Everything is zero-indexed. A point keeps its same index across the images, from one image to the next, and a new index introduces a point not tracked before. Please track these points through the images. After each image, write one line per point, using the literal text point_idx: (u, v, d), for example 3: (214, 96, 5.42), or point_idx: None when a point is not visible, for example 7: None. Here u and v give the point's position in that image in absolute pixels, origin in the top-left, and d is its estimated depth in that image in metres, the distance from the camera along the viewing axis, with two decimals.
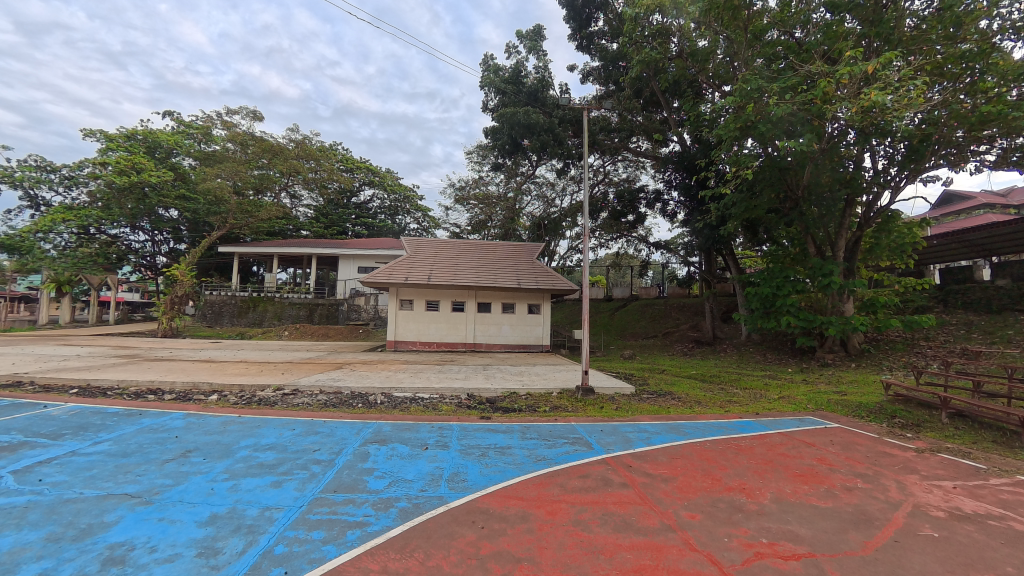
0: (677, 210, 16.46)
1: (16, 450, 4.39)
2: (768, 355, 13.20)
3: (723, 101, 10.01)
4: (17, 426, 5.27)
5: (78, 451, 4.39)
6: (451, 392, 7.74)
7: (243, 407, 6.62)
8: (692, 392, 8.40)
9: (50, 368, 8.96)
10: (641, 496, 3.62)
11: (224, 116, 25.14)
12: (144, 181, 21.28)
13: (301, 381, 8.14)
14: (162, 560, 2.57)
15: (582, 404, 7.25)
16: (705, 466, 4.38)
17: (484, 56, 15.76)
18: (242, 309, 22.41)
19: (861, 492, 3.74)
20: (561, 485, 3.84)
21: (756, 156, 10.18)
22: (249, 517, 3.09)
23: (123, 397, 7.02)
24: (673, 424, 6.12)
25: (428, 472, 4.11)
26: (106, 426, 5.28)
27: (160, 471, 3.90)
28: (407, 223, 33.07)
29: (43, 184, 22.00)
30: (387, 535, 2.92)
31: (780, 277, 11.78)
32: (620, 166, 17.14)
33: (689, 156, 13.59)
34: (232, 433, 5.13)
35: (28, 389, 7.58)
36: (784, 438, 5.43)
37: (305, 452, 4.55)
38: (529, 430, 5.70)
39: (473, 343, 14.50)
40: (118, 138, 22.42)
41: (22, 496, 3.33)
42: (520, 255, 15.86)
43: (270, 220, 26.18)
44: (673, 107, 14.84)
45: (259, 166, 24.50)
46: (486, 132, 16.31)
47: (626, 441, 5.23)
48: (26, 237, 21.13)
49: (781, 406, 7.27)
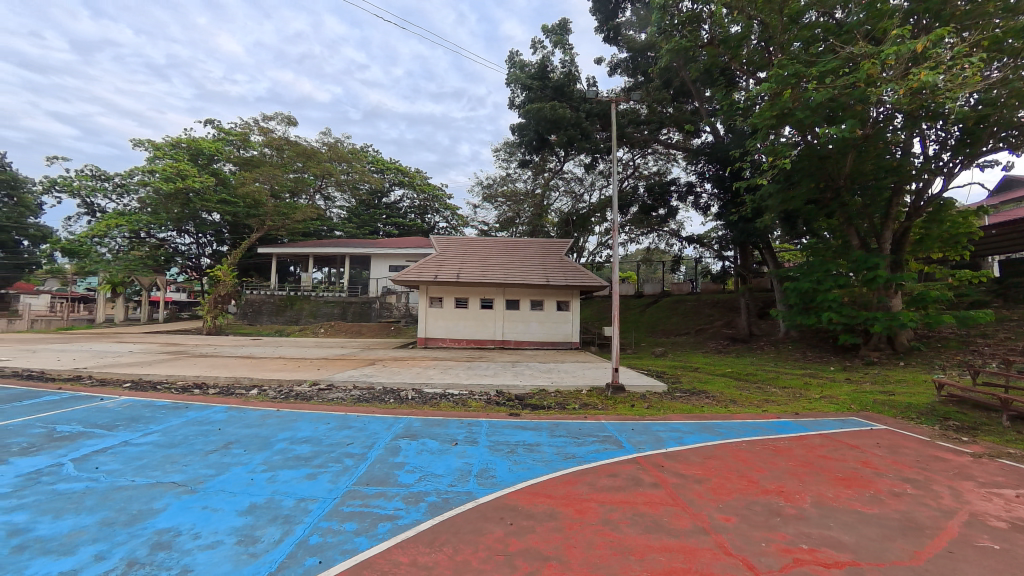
0: (710, 203, 16.06)
1: (76, 439, 4.71)
2: (809, 352, 12.75)
3: (757, 88, 9.50)
4: (78, 416, 5.68)
5: (130, 441, 4.67)
6: (480, 388, 7.80)
7: (281, 401, 6.87)
8: (726, 391, 8.16)
9: (106, 364, 9.54)
10: (674, 497, 3.54)
11: (262, 123, 26.11)
12: (188, 187, 22.35)
13: (336, 376, 8.38)
14: (205, 546, 2.69)
15: (612, 402, 7.17)
16: (740, 467, 4.25)
17: (510, 52, 15.79)
18: (280, 308, 23.22)
19: (910, 498, 3.52)
20: (589, 483, 3.80)
21: (794, 145, 9.78)
22: (286, 508, 3.20)
23: (171, 391, 7.41)
24: (706, 423, 5.97)
25: (456, 468, 4.14)
26: (155, 419, 5.59)
27: (203, 462, 4.09)
28: (436, 222, 33.66)
29: (98, 192, 23.48)
30: (416, 529, 2.96)
31: (821, 271, 11.17)
32: (650, 159, 17.08)
33: (722, 148, 13.19)
34: (270, 427, 5.34)
35: (86, 382, 8.13)
36: (825, 439, 5.19)
37: (339, 445, 4.69)
38: (558, 428, 5.67)
39: (503, 340, 14.55)
40: (164, 147, 23.56)
41: (80, 483, 3.57)
42: (548, 252, 15.77)
43: (306, 222, 27.01)
44: (705, 96, 14.43)
45: (294, 170, 25.53)
46: (512, 128, 16.25)
47: (658, 441, 5.11)
48: (85, 242, 22.89)
49: (821, 406, 6.95)
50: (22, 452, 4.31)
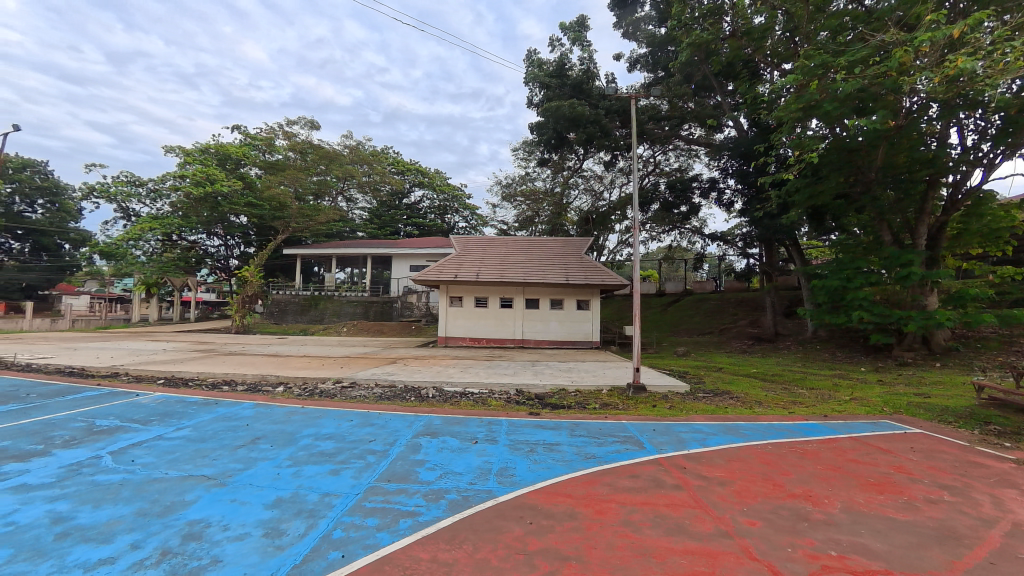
0: (734, 199, 15.73)
1: (113, 433, 4.93)
2: (839, 352, 12.35)
3: (782, 80, 9.23)
4: (116, 411, 5.94)
5: (163, 435, 4.86)
6: (500, 387, 7.83)
7: (306, 398, 7.03)
8: (751, 392, 7.97)
9: (141, 361, 9.92)
10: (696, 499, 3.48)
11: (286, 127, 26.77)
12: (217, 191, 23.06)
13: (358, 374, 8.53)
14: (234, 538, 2.78)
15: (633, 402, 7.09)
16: (765, 470, 4.14)
17: (528, 51, 15.78)
18: (305, 307, 23.74)
19: (946, 505, 3.38)
20: (609, 484, 3.77)
21: (822, 138, 9.49)
22: (310, 503, 3.28)
23: (202, 388, 7.68)
24: (731, 425, 5.85)
25: (476, 466, 4.16)
26: (186, 414, 5.80)
27: (231, 456, 4.22)
28: (456, 222, 33.92)
29: (133, 197, 24.45)
30: (436, 526, 2.99)
31: (851, 268, 10.80)
32: (671, 155, 16.90)
33: (746, 142, 12.90)
34: (295, 423, 5.48)
35: (123, 379, 8.48)
36: (856, 443, 5.02)
37: (361, 442, 4.78)
38: (578, 427, 5.64)
39: (523, 339, 14.56)
40: (194, 152, 24.36)
41: (117, 474, 3.73)
42: (568, 251, 15.70)
43: (329, 223, 27.54)
44: (727, 90, 14.13)
45: (318, 173, 26.13)
46: (531, 127, 16.22)
47: (680, 442, 5.03)
48: (121, 245, 23.86)
49: (851, 408, 6.72)
50: (64, 444, 4.54)
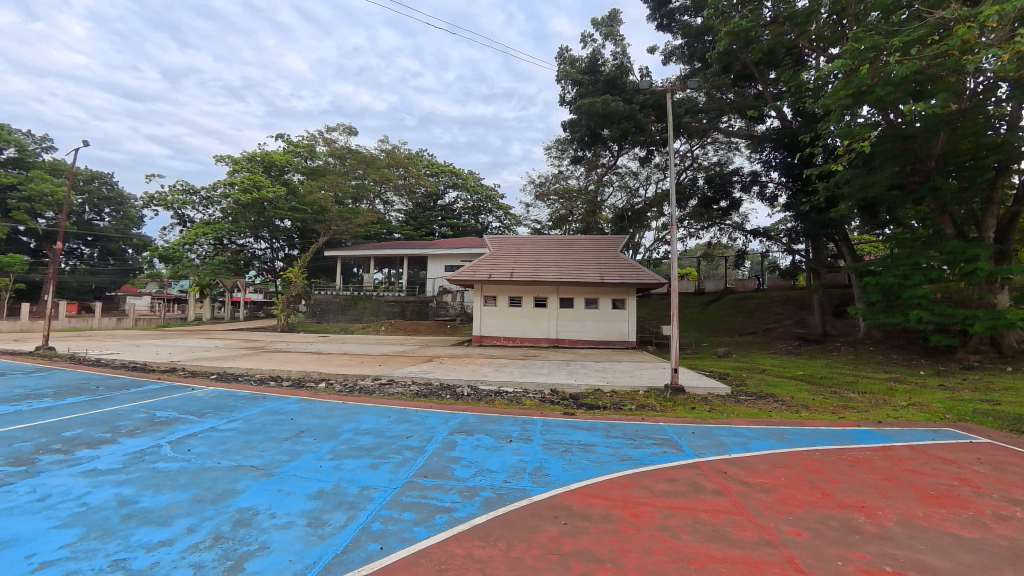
0: (777, 193, 15.08)
1: (171, 424, 5.26)
2: (895, 354, 11.58)
3: (829, 66, 8.73)
4: (174, 404, 6.35)
5: (216, 427, 5.16)
6: (534, 387, 7.82)
7: (346, 394, 7.28)
8: (797, 395, 7.60)
9: (196, 358, 10.57)
10: (738, 506, 3.36)
11: (326, 134, 27.77)
12: (262, 197, 24.19)
13: (396, 372, 8.75)
14: (280, 525, 2.92)
15: (671, 403, 6.92)
16: (813, 478, 3.94)
17: (560, 49, 15.68)
18: (345, 307, 24.51)
19: (1019, 523, 3.11)
20: (646, 487, 3.69)
21: (874, 126, 8.93)
22: (350, 495, 3.39)
23: (251, 383, 8.08)
24: (775, 429, 5.60)
25: (510, 465, 4.17)
26: (237, 408, 6.13)
27: (278, 448, 4.43)
28: (489, 222, 34.22)
29: (188, 204, 26.02)
30: (471, 522, 3.03)
31: (907, 264, 10.13)
32: (710, 149, 16.49)
33: (790, 132, 12.32)
34: (337, 418, 5.69)
35: (180, 373, 9.06)
36: (914, 452, 4.70)
37: (399, 438, 4.91)
38: (613, 428, 5.56)
39: (557, 339, 14.49)
40: (241, 161, 25.65)
41: (175, 463, 3.98)
42: (602, 249, 15.50)
43: (368, 226, 28.33)
44: (769, 79, 13.55)
45: (356, 177, 27.01)
46: (564, 125, 16.11)
47: (720, 446, 4.87)
48: (177, 249, 25.44)
49: (909, 414, 6.30)
50: (129, 433, 4.89)
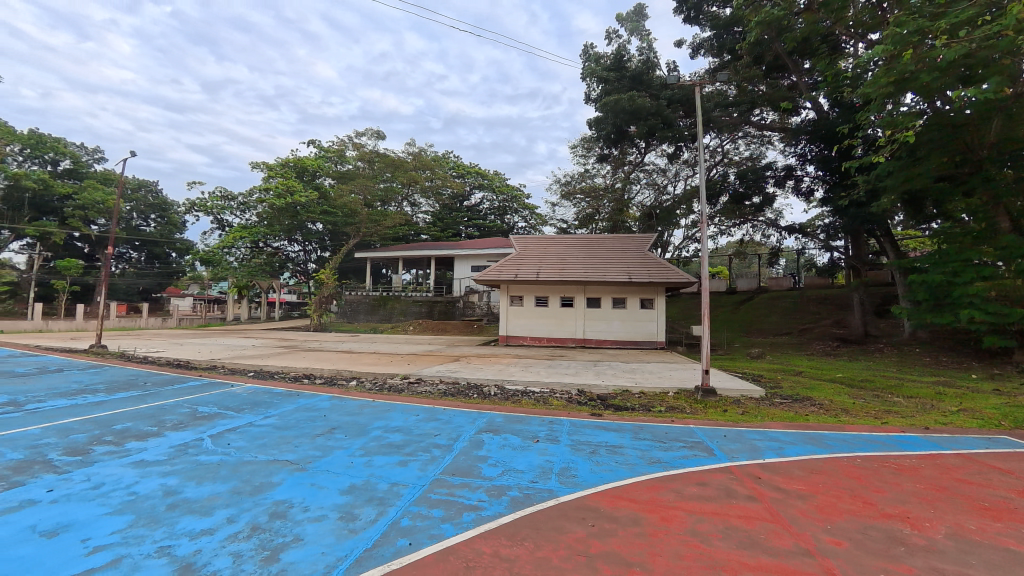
0: (814, 187, 14.53)
1: (212, 419, 5.50)
2: (943, 357, 10.96)
3: (869, 53, 8.34)
4: (215, 400, 6.63)
5: (254, 422, 5.37)
6: (561, 387, 7.78)
7: (376, 392, 7.44)
8: (837, 399, 7.29)
9: (234, 356, 11.01)
10: (772, 513, 3.25)
11: (355, 139, 28.45)
12: (295, 201, 24.98)
13: (424, 371, 8.87)
14: (313, 518, 3.01)
15: (702, 406, 6.75)
16: (854, 486, 3.77)
17: (584, 46, 15.56)
18: (374, 307, 25.02)
19: None
20: (675, 491, 3.62)
21: (919, 114, 8.46)
22: (380, 491, 3.46)
23: (286, 381, 8.36)
24: (813, 434, 5.38)
25: (537, 465, 4.17)
26: (273, 404, 6.35)
27: (311, 444, 4.57)
28: (515, 222, 34.31)
29: (226, 209, 27.13)
30: (498, 521, 3.04)
31: (957, 261, 9.58)
32: (741, 143, 16.07)
33: (827, 124, 11.84)
34: (367, 415, 5.82)
35: (220, 371, 9.46)
36: (966, 461, 4.43)
37: (427, 436, 4.98)
38: (642, 430, 5.47)
39: (584, 339, 14.37)
40: (275, 166, 26.56)
41: (216, 456, 4.16)
42: (629, 248, 15.27)
43: (396, 228, 28.84)
44: (804, 69, 13.08)
45: (384, 180, 27.57)
46: (589, 123, 15.97)
47: (754, 450, 4.72)
48: (217, 252, 26.56)
49: (960, 421, 5.95)
50: (174, 426, 5.15)
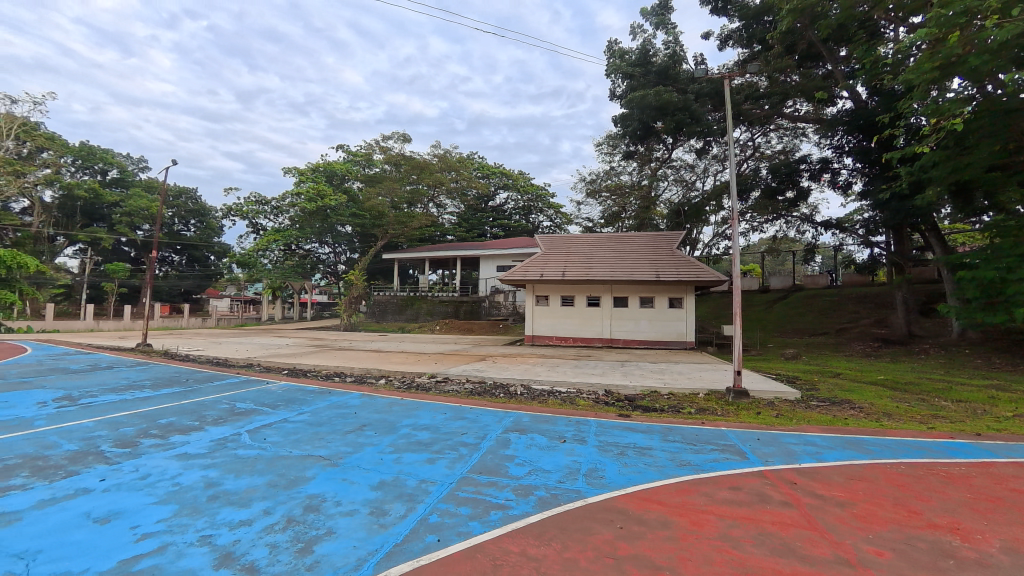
0: (852, 180, 13.95)
1: (249, 415, 5.71)
2: (997, 358, 10.32)
3: (910, 37, 7.94)
4: (251, 396, 6.88)
5: (288, 419, 5.54)
6: (588, 387, 7.72)
7: (405, 391, 7.56)
8: (878, 402, 6.96)
9: (268, 355, 11.39)
10: (809, 520, 3.13)
11: (382, 143, 28.98)
12: (326, 205, 25.66)
13: (451, 370, 8.96)
14: (345, 513, 3.08)
15: (734, 408, 6.57)
16: (897, 494, 3.59)
17: (609, 42, 15.39)
18: (401, 307, 25.42)
19: None
20: (706, 494, 3.53)
21: (968, 100, 7.98)
22: (409, 487, 3.51)
23: (318, 379, 8.59)
24: (852, 439, 5.16)
25: (564, 465, 4.14)
26: (305, 401, 6.54)
27: (342, 440, 4.68)
28: (540, 222, 34.27)
29: (261, 214, 28.13)
30: (525, 520, 3.03)
31: (1011, 255, 9.00)
32: (773, 136, 15.61)
33: (866, 114, 11.34)
34: (396, 413, 5.92)
35: (256, 369, 9.81)
36: (1022, 470, 4.15)
37: (454, 434, 5.02)
38: (671, 432, 5.37)
39: (611, 339, 14.20)
40: (306, 171, 27.33)
41: (253, 450, 4.32)
42: (657, 246, 15.01)
43: (422, 229, 29.23)
44: (840, 57, 12.58)
45: (411, 182, 27.95)
46: (614, 120, 15.78)
47: (789, 454, 4.56)
48: (252, 255, 27.55)
49: (1015, 427, 5.58)
50: (214, 421, 5.36)
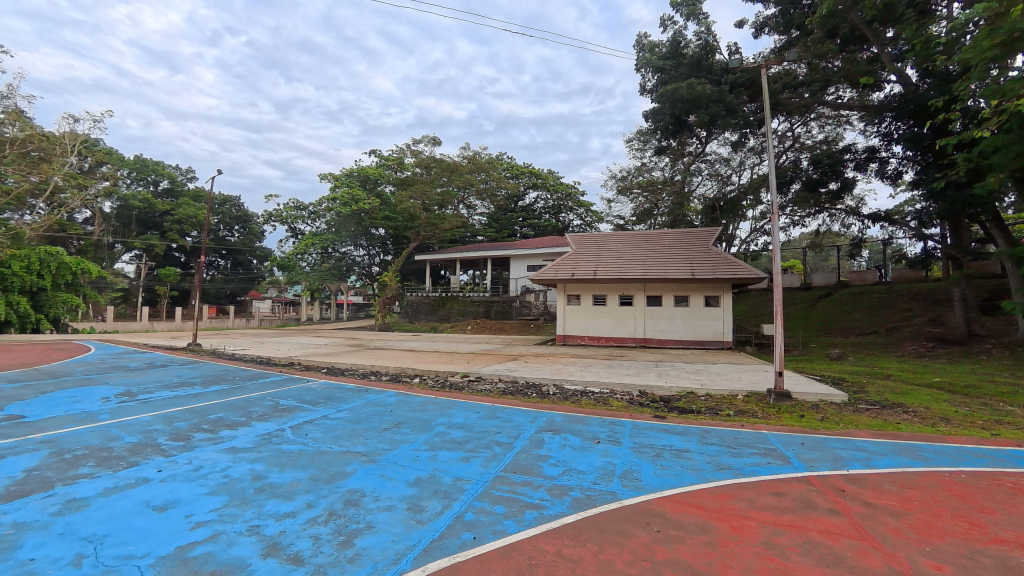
0: (902, 169, 13.17)
1: (292, 411, 5.93)
2: None
3: (967, 14, 7.39)
4: (292, 394, 7.14)
5: (328, 415, 5.72)
6: (622, 387, 7.60)
7: (438, 390, 7.66)
8: (935, 406, 6.52)
9: (308, 354, 11.80)
10: (860, 529, 2.97)
11: (413, 146, 29.46)
12: (360, 208, 26.35)
13: (483, 370, 9.02)
14: (383, 508, 3.15)
15: (775, 410, 6.32)
16: (958, 504, 3.35)
17: (638, 36, 15.12)
18: (433, 307, 25.78)
19: None
20: (748, 500, 3.40)
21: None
22: (444, 485, 3.55)
23: (354, 378, 8.82)
24: (907, 445, 4.85)
25: (599, 466, 4.08)
26: (343, 399, 6.73)
27: (380, 437, 4.79)
28: (570, 220, 34.06)
29: (299, 219, 29.19)
30: (561, 521, 3.01)
31: None
32: (815, 125, 14.96)
33: (917, 98, 10.68)
34: (430, 412, 6.00)
35: (296, 367, 10.17)
36: None
37: (488, 433, 5.04)
38: (709, 434, 5.21)
39: (645, 339, 13.93)
40: (341, 176, 28.13)
41: (296, 445, 4.48)
42: (691, 243, 14.61)
43: (453, 230, 29.58)
44: (887, 38, 11.91)
45: (441, 185, 28.14)
46: (645, 116, 15.48)
47: (836, 460, 4.33)
48: (292, 259, 28.62)
49: None
50: (259, 417, 5.59)
